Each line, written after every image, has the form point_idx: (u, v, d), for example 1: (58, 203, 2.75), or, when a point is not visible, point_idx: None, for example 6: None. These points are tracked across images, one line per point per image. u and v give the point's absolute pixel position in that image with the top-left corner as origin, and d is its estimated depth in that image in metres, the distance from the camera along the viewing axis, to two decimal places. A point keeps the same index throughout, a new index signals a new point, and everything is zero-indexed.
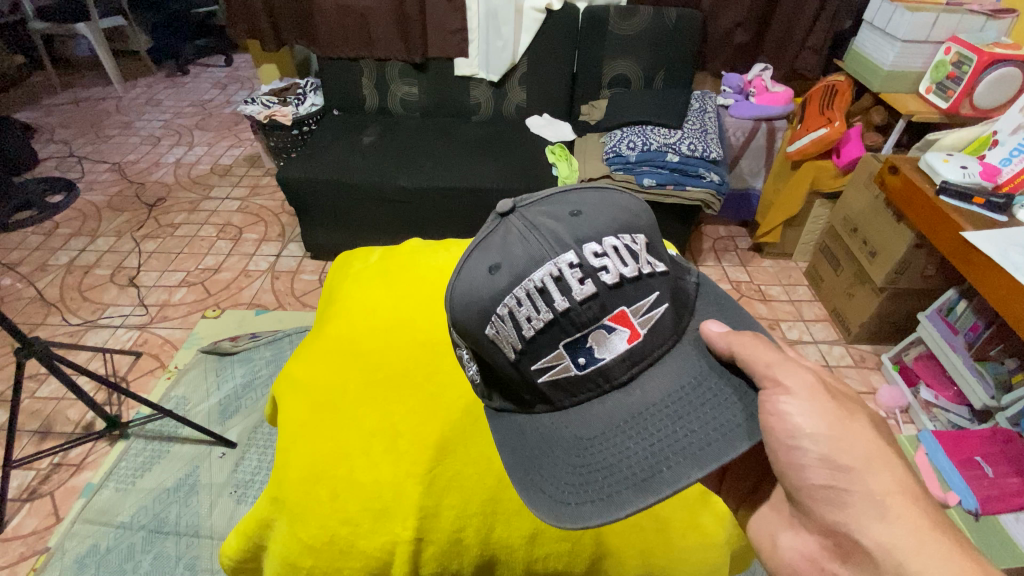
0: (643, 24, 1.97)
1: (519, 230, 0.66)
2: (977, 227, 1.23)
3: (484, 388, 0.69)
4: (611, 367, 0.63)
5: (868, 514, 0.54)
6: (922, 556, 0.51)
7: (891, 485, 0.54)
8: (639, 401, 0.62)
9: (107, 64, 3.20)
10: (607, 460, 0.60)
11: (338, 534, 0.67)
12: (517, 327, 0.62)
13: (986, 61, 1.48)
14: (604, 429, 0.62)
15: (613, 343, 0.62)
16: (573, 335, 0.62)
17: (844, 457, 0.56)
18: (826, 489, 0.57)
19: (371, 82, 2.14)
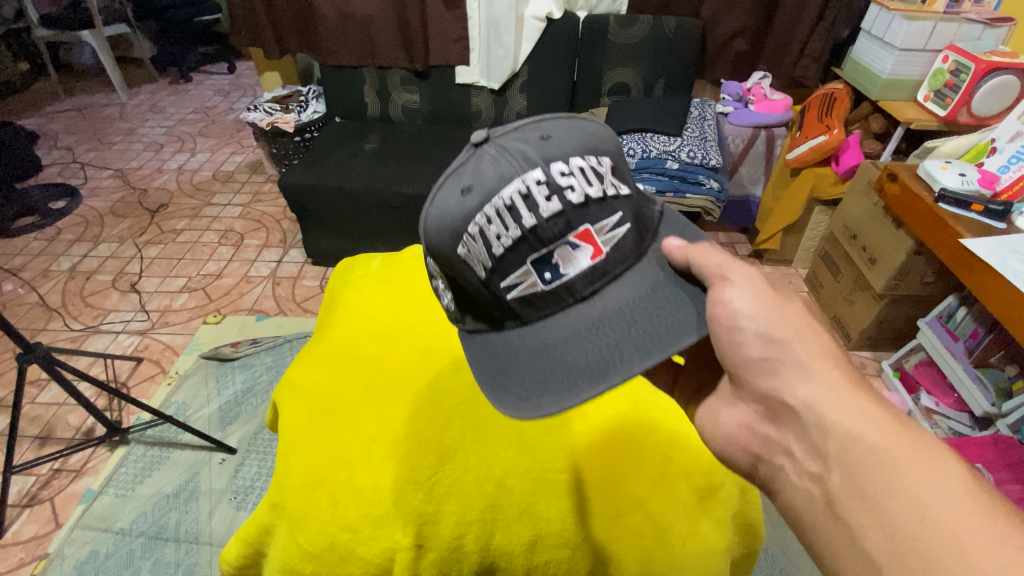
0: (643, 33, 1.99)
1: (489, 154, 0.64)
2: (976, 235, 1.24)
3: (458, 312, 0.70)
4: (574, 282, 0.61)
5: (796, 377, 0.54)
6: (843, 408, 0.50)
7: (817, 352, 0.55)
8: (598, 309, 0.61)
9: (111, 71, 3.23)
10: (566, 357, 0.60)
11: (338, 541, 0.67)
12: (487, 246, 0.61)
13: (984, 69, 1.49)
14: (562, 336, 0.61)
15: (578, 259, 0.61)
16: (540, 252, 0.61)
17: (780, 330, 0.56)
18: (761, 362, 0.56)
19: (373, 90, 2.16)
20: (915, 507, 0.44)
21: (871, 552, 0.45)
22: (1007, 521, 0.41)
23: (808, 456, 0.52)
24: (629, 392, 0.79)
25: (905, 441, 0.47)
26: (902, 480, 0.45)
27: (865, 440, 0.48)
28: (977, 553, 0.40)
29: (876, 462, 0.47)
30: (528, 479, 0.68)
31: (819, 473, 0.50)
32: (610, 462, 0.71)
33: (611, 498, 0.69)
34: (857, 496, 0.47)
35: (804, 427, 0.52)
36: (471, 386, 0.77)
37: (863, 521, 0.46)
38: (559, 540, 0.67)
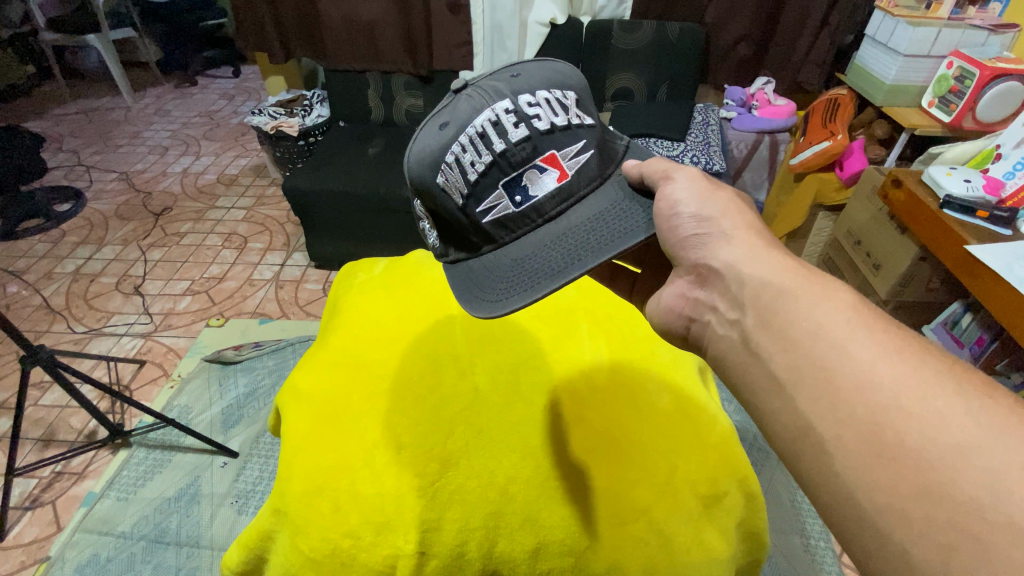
0: (646, 38, 2.00)
1: (465, 94, 0.71)
2: (980, 241, 1.23)
3: (442, 247, 0.76)
4: (542, 203, 0.66)
5: (719, 243, 0.55)
6: (757, 262, 0.52)
7: (740, 224, 0.56)
8: (561, 225, 0.66)
9: (117, 75, 3.26)
10: (535, 264, 0.65)
11: (339, 547, 0.66)
12: (463, 172, 0.67)
13: (989, 76, 1.48)
14: (532, 250, 0.66)
15: (544, 182, 0.66)
16: (509, 175, 0.66)
17: (709, 208, 0.57)
18: (693, 239, 0.57)
19: (377, 95, 2.17)
20: (812, 332, 0.45)
21: (778, 377, 0.46)
22: (888, 334, 0.43)
23: (726, 304, 0.53)
24: (633, 394, 0.78)
25: (806, 282, 0.49)
26: (804, 312, 0.47)
27: (771, 283, 0.50)
28: (862, 362, 0.42)
29: (784, 301, 0.48)
30: (532, 486, 0.68)
31: (737, 319, 0.52)
32: (611, 467, 0.71)
33: (613, 504, 0.68)
34: (765, 331, 0.48)
35: (726, 285, 0.53)
36: (474, 391, 0.77)
37: (772, 352, 0.47)
38: (562, 549, 0.66)
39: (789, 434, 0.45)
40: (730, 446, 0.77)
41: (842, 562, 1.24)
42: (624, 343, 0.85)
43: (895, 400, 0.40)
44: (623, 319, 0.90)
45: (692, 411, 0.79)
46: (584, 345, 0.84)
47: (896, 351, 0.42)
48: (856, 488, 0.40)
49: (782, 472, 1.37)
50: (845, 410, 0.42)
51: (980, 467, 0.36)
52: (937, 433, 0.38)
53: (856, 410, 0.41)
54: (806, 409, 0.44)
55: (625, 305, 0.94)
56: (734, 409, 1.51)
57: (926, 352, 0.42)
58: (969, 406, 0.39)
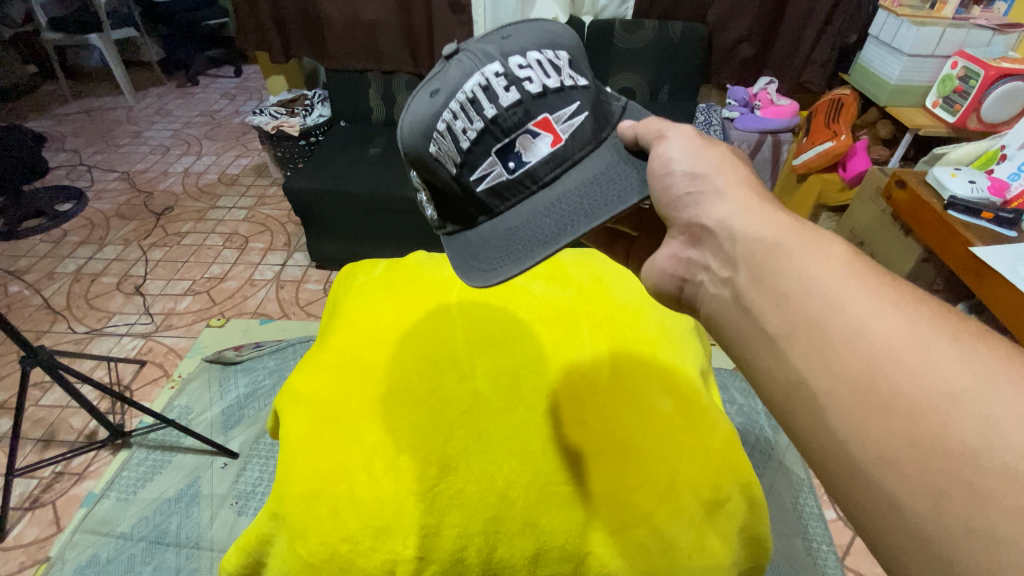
0: (648, 37, 1.99)
1: (454, 59, 0.69)
2: (985, 242, 1.22)
3: (438, 220, 0.75)
4: (536, 169, 0.66)
5: (712, 199, 0.54)
6: (748, 218, 0.51)
7: (733, 180, 0.54)
8: (555, 190, 0.66)
9: (119, 74, 3.26)
10: (529, 230, 0.65)
11: (338, 552, 0.66)
12: (455, 140, 0.66)
13: (994, 76, 1.47)
14: (527, 217, 0.66)
15: (538, 147, 0.66)
16: (502, 142, 0.66)
17: (700, 166, 0.56)
18: (686, 197, 0.56)
19: (378, 94, 2.16)
20: (803, 286, 0.44)
21: (770, 332, 0.45)
22: (883, 286, 0.42)
23: (719, 262, 0.52)
24: (634, 397, 0.78)
25: (798, 235, 0.47)
26: (798, 265, 0.45)
27: (764, 239, 0.48)
28: (856, 314, 0.41)
29: (777, 256, 0.47)
30: (532, 491, 0.68)
31: (729, 276, 0.50)
32: (612, 472, 0.71)
33: (613, 509, 0.68)
34: (757, 286, 0.47)
35: (719, 243, 0.52)
36: (474, 394, 0.77)
37: (764, 308, 0.46)
38: (561, 554, 0.66)
39: (781, 391, 0.44)
40: (732, 451, 0.75)
41: (846, 567, 1.24)
42: (625, 344, 0.84)
43: (889, 351, 0.39)
44: (625, 319, 0.89)
45: (695, 415, 0.77)
46: (584, 347, 0.83)
47: (891, 302, 0.41)
48: (849, 441, 0.39)
49: (784, 475, 1.37)
50: (836, 362, 0.41)
51: (975, 416, 0.35)
52: (933, 382, 0.37)
53: (849, 362, 0.40)
54: (799, 364, 0.43)
55: (627, 303, 0.92)
56: (735, 410, 1.51)
57: (925, 305, 0.41)
58: (965, 354, 0.37)
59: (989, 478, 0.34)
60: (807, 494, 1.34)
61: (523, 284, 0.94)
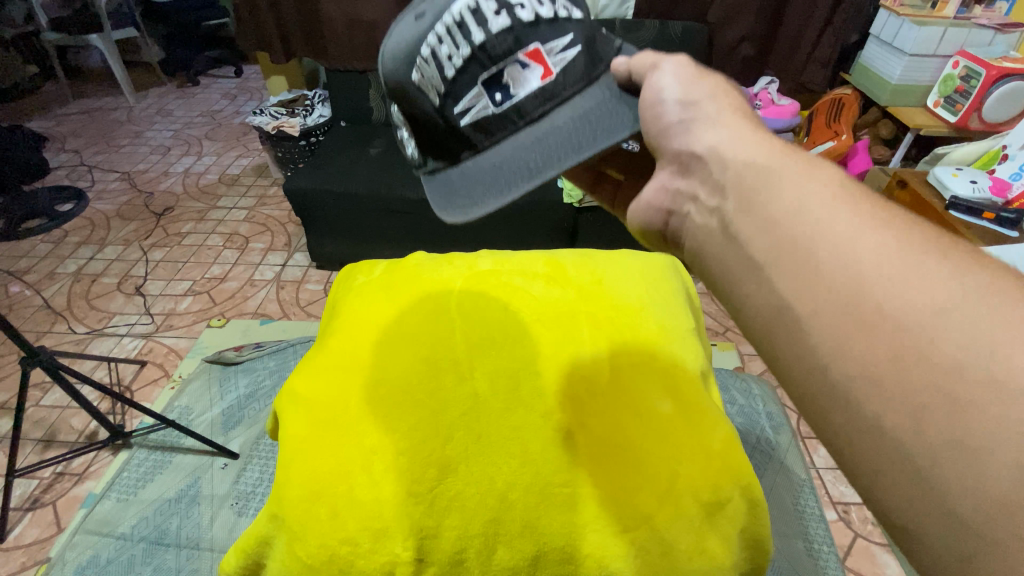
0: (648, 37, 1.95)
1: None
2: (987, 243, 1.22)
3: (422, 158, 0.71)
4: (524, 102, 0.61)
5: (702, 127, 0.49)
6: (741, 144, 0.46)
7: (727, 107, 0.50)
8: (543, 125, 0.60)
9: (120, 75, 3.27)
10: (511, 167, 0.60)
11: (338, 554, 0.67)
12: (439, 67, 0.62)
13: (995, 75, 1.48)
14: (510, 153, 0.61)
15: (527, 79, 0.60)
16: (489, 71, 0.60)
17: (692, 93, 0.51)
18: (676, 126, 0.51)
19: (378, 94, 2.12)
20: (794, 209, 0.41)
21: (756, 259, 0.42)
22: (873, 208, 0.40)
23: (709, 191, 0.47)
24: (634, 399, 0.77)
25: (791, 159, 0.44)
26: (791, 189, 0.42)
27: (756, 163, 0.45)
28: (846, 236, 0.39)
29: (769, 181, 0.43)
30: (531, 493, 0.69)
31: (716, 205, 0.46)
32: (612, 475, 0.70)
33: (612, 511, 0.68)
34: (748, 213, 0.43)
35: (708, 170, 0.47)
36: (473, 396, 0.76)
37: (756, 235, 0.42)
38: (560, 555, 0.67)
39: (763, 319, 0.42)
40: (734, 453, 0.75)
41: (846, 568, 1.24)
42: (625, 346, 0.84)
43: (879, 270, 0.37)
44: (626, 319, 0.89)
45: (696, 417, 0.77)
46: (584, 348, 0.83)
47: (881, 224, 0.39)
48: (836, 361, 0.37)
49: (785, 475, 1.37)
50: (823, 282, 0.38)
51: (963, 332, 0.34)
52: (923, 301, 0.35)
53: (836, 282, 0.38)
54: (784, 288, 0.40)
55: (628, 303, 0.92)
56: (736, 411, 1.51)
57: (914, 225, 0.39)
58: (955, 271, 0.36)
59: (974, 390, 0.32)
60: (807, 494, 1.33)
61: (523, 284, 0.94)
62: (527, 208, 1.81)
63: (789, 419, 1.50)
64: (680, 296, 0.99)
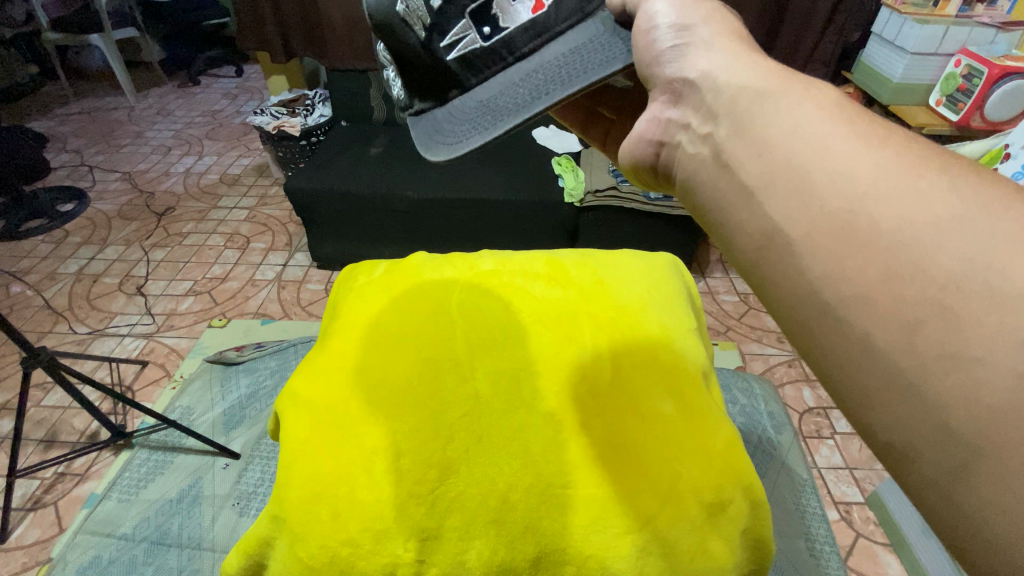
0: None
1: None
2: None
3: (406, 101, 0.69)
4: (513, 35, 0.59)
5: (697, 56, 0.48)
6: (736, 72, 0.46)
7: (721, 34, 0.50)
8: (529, 58, 0.58)
9: (121, 75, 3.27)
10: (495, 101, 0.58)
11: (338, 555, 0.67)
12: (432, 2, 0.61)
13: (998, 74, 1.47)
14: (496, 89, 0.59)
15: (516, 13, 0.59)
16: (478, 3, 0.59)
17: (688, 23, 0.50)
18: (670, 52, 0.50)
19: (378, 94, 2.13)
20: (787, 130, 0.41)
21: (749, 185, 0.42)
22: (868, 127, 0.39)
23: (703, 120, 0.47)
24: (635, 399, 0.77)
25: (784, 81, 0.44)
26: (786, 114, 0.42)
27: (749, 87, 0.44)
28: (839, 154, 0.38)
29: (763, 107, 0.43)
30: (532, 494, 0.69)
31: (709, 133, 0.46)
32: (613, 477, 0.70)
33: (613, 512, 0.68)
34: (743, 139, 0.43)
35: (700, 96, 0.47)
36: (473, 397, 0.76)
37: (748, 160, 0.42)
38: (561, 557, 0.67)
39: (755, 245, 0.42)
40: (735, 454, 0.75)
41: (847, 568, 1.23)
42: (625, 347, 0.84)
43: (872, 188, 0.36)
44: (627, 319, 0.88)
45: (696, 418, 0.77)
46: (585, 347, 0.83)
47: (874, 141, 0.38)
48: (826, 277, 0.37)
49: (787, 475, 1.36)
50: (813, 199, 0.38)
51: (955, 244, 0.33)
52: (915, 215, 0.35)
53: (826, 201, 0.38)
54: (776, 213, 0.40)
55: (629, 304, 0.91)
56: (738, 410, 1.51)
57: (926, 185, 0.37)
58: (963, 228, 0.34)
59: (966, 299, 0.32)
60: (809, 494, 1.33)
61: (524, 285, 0.94)
62: (528, 208, 1.81)
63: (791, 419, 1.50)
64: (682, 295, 0.99)
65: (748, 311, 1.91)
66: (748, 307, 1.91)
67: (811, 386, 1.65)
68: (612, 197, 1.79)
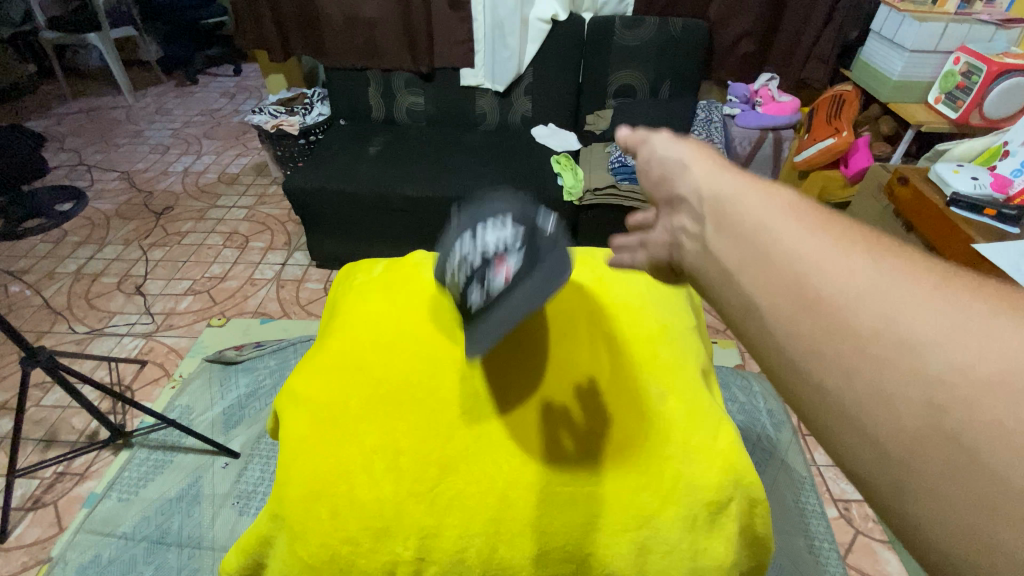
0: (648, 35, 1.95)
1: (456, 233, 0.86)
2: (987, 239, 1.22)
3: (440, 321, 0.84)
4: (497, 283, 0.75)
5: (680, 172, 0.50)
6: (711, 179, 0.47)
7: (698, 152, 0.51)
8: (507, 297, 0.74)
9: (119, 74, 3.26)
10: (487, 321, 0.74)
11: (338, 553, 0.68)
12: (448, 268, 0.82)
13: (996, 72, 1.48)
14: (487, 312, 0.74)
15: (499, 269, 0.75)
16: (483, 270, 0.77)
17: (668, 150, 0.52)
18: (659, 179, 0.52)
19: (378, 93, 2.14)
20: (750, 219, 0.41)
21: (726, 267, 0.42)
22: (815, 212, 0.40)
23: (690, 218, 0.48)
24: (635, 398, 0.77)
25: (746, 181, 0.45)
26: (748, 207, 0.42)
27: (717, 194, 0.45)
28: (785, 235, 0.39)
29: (728, 202, 0.44)
30: (531, 492, 0.69)
31: (698, 231, 0.46)
32: (611, 475, 0.71)
33: (613, 510, 0.69)
34: (715, 230, 0.44)
35: (689, 206, 0.48)
36: (472, 395, 0.76)
37: (721, 247, 0.43)
38: (560, 554, 0.68)
39: (733, 319, 0.41)
40: (736, 452, 0.74)
41: (846, 564, 1.24)
42: (625, 345, 0.84)
43: (818, 259, 0.37)
44: (627, 317, 0.88)
45: (696, 416, 0.77)
46: (586, 346, 0.82)
47: (822, 224, 0.39)
48: (776, 339, 0.37)
49: (786, 473, 1.37)
50: (772, 273, 0.38)
51: (882, 302, 0.34)
52: (843, 277, 0.35)
53: (784, 271, 0.38)
54: (748, 287, 0.39)
55: (630, 302, 0.91)
56: (737, 408, 1.51)
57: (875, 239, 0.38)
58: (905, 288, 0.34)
59: (889, 349, 0.33)
60: (808, 492, 1.33)
61: None
62: None
63: (790, 416, 1.50)
64: (682, 292, 0.98)
65: None
66: None
67: None
68: (612, 195, 1.79)
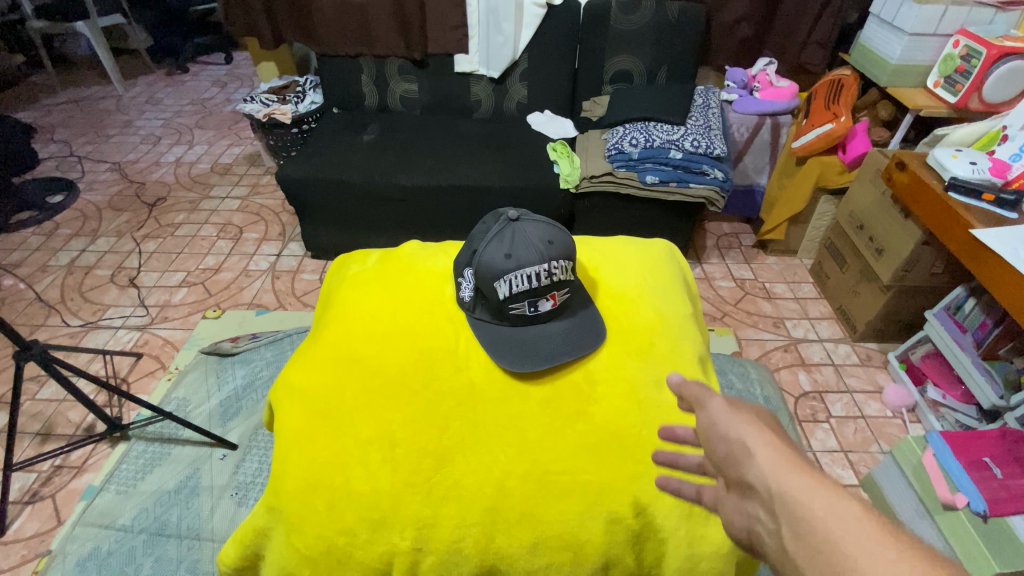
0: (645, 19, 1.92)
1: (518, 231, 0.84)
2: (986, 225, 1.21)
3: (470, 303, 0.85)
4: (541, 313, 0.83)
5: (745, 459, 0.51)
6: (779, 474, 0.48)
7: (757, 430, 0.53)
8: (549, 328, 0.83)
9: (107, 63, 3.20)
10: (534, 347, 0.80)
11: (335, 544, 0.68)
12: (497, 285, 0.81)
13: (996, 55, 1.46)
14: (531, 338, 0.82)
15: (545, 303, 0.83)
16: (534, 292, 0.82)
17: (728, 428, 0.55)
18: (723, 455, 0.54)
19: (371, 80, 2.11)
20: (831, 538, 0.42)
21: None
22: (896, 536, 0.41)
23: (765, 512, 0.48)
24: (633, 389, 0.76)
25: (818, 484, 0.46)
26: (825, 519, 0.43)
27: (788, 493, 0.47)
28: (872, 566, 0.40)
29: (800, 506, 0.45)
30: (529, 481, 0.69)
31: (773, 528, 0.47)
32: (608, 465, 0.70)
33: (609, 499, 0.69)
34: (795, 538, 0.45)
35: (759, 496, 0.49)
36: (469, 386, 0.76)
37: (801, 561, 0.43)
38: (558, 542, 0.67)
39: None
40: None
41: None
42: (620, 334, 0.83)
43: None
44: (624, 308, 0.87)
45: None
46: (585, 339, 0.81)
47: (907, 555, 0.40)
48: None
49: None
50: None
51: None
52: None
53: None
54: None
55: (626, 294, 0.90)
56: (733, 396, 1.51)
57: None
58: None
59: None
60: None
61: None
62: (523, 195, 1.79)
63: (786, 404, 1.51)
64: (678, 282, 0.96)
65: (745, 297, 1.91)
66: (744, 293, 1.91)
67: (808, 371, 1.64)
68: (608, 182, 1.77)
